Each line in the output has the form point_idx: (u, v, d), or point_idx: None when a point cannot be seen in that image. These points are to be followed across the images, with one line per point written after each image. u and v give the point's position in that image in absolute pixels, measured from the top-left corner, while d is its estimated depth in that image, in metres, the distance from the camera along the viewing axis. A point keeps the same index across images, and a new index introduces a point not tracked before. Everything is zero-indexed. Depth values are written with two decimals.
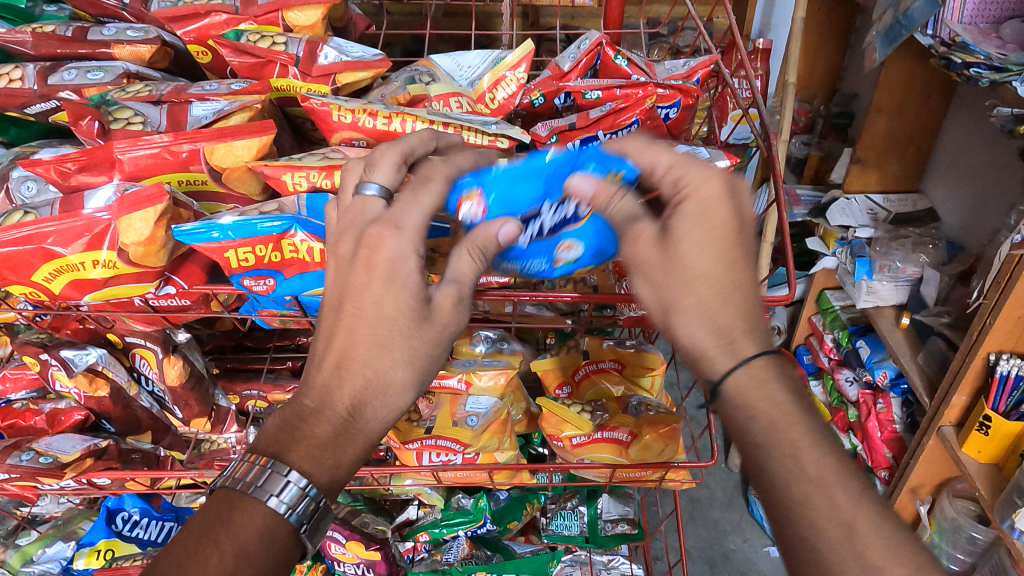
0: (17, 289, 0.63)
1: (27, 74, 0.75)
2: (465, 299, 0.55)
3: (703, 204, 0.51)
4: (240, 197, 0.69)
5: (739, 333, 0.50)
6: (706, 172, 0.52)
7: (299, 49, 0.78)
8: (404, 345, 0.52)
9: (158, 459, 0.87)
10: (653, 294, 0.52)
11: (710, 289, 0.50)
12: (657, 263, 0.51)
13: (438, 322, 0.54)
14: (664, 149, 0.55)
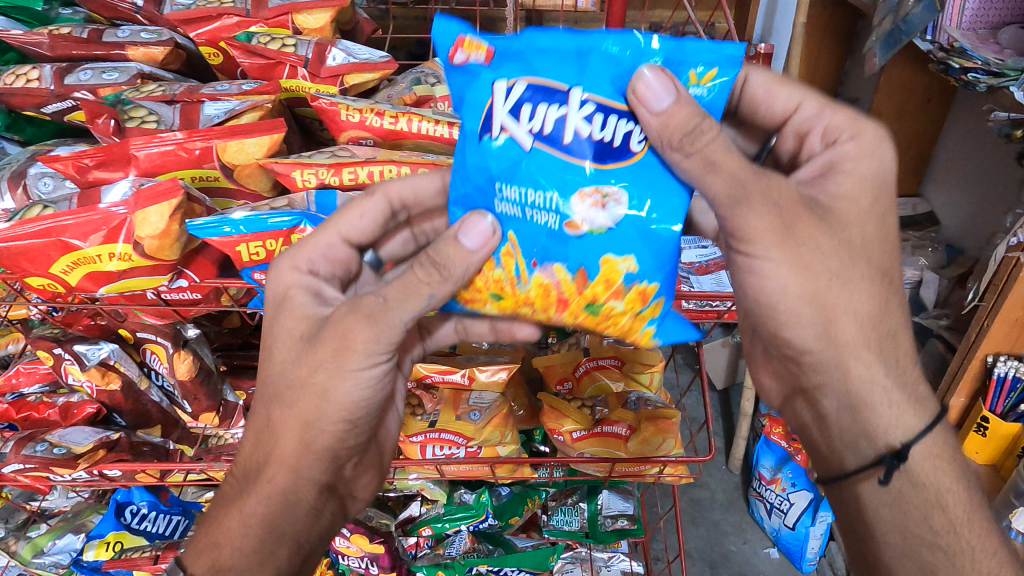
0: (36, 280, 0.65)
1: (43, 74, 0.77)
2: (362, 306, 0.50)
3: (869, 167, 0.48)
4: (251, 194, 0.71)
5: (877, 337, 0.47)
6: (872, 134, 0.49)
7: (308, 51, 0.80)
8: (289, 394, 0.52)
9: (166, 452, 0.90)
10: (772, 257, 0.45)
11: (848, 265, 0.45)
12: (747, 189, 0.44)
13: (322, 352, 0.51)
14: (841, 109, 0.51)
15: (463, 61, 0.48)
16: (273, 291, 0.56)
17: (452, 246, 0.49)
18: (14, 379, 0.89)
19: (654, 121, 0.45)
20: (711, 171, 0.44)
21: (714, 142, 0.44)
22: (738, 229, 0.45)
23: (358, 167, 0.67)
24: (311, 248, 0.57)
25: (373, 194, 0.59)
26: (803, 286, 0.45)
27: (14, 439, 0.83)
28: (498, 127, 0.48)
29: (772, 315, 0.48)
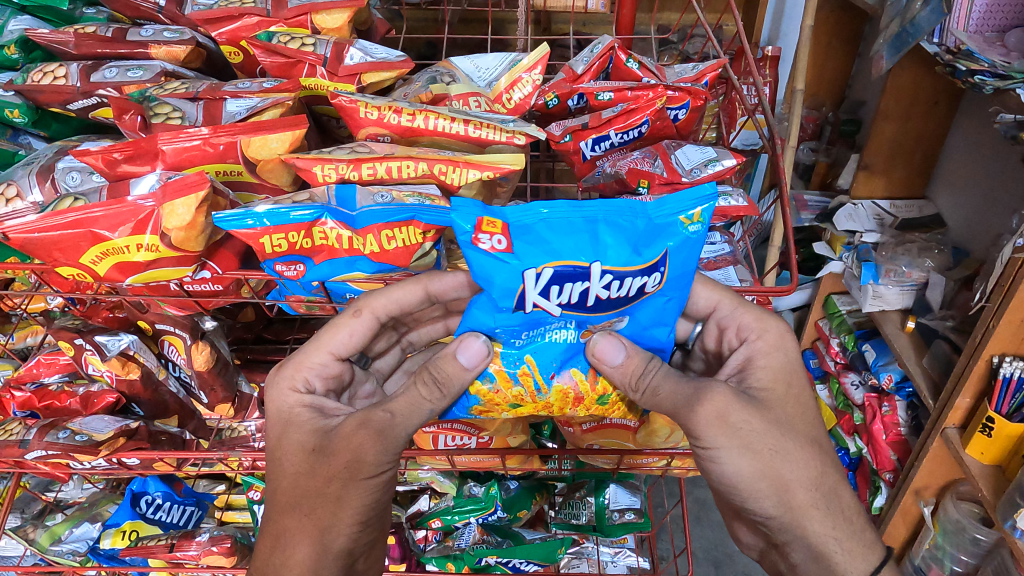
0: (65, 269, 0.68)
1: (71, 72, 0.80)
2: (370, 421, 0.56)
3: (775, 363, 0.59)
4: (271, 188, 0.73)
5: (822, 495, 0.56)
6: (772, 332, 0.60)
7: (326, 50, 0.82)
8: (306, 503, 0.58)
9: (184, 442, 0.92)
10: (720, 444, 0.54)
11: (781, 444, 0.55)
12: (690, 394, 0.55)
13: (335, 465, 0.56)
14: (750, 308, 0.62)
15: (491, 251, 0.52)
16: (275, 410, 0.62)
17: (451, 364, 0.56)
18: (35, 369, 0.91)
19: (616, 372, 0.57)
20: (657, 387, 0.57)
21: (659, 372, 0.57)
22: (690, 426, 0.55)
23: (376, 163, 0.70)
24: (303, 364, 0.62)
25: (359, 313, 0.63)
26: (748, 467, 0.54)
27: (37, 427, 0.85)
28: (529, 304, 0.54)
29: (735, 493, 0.56)
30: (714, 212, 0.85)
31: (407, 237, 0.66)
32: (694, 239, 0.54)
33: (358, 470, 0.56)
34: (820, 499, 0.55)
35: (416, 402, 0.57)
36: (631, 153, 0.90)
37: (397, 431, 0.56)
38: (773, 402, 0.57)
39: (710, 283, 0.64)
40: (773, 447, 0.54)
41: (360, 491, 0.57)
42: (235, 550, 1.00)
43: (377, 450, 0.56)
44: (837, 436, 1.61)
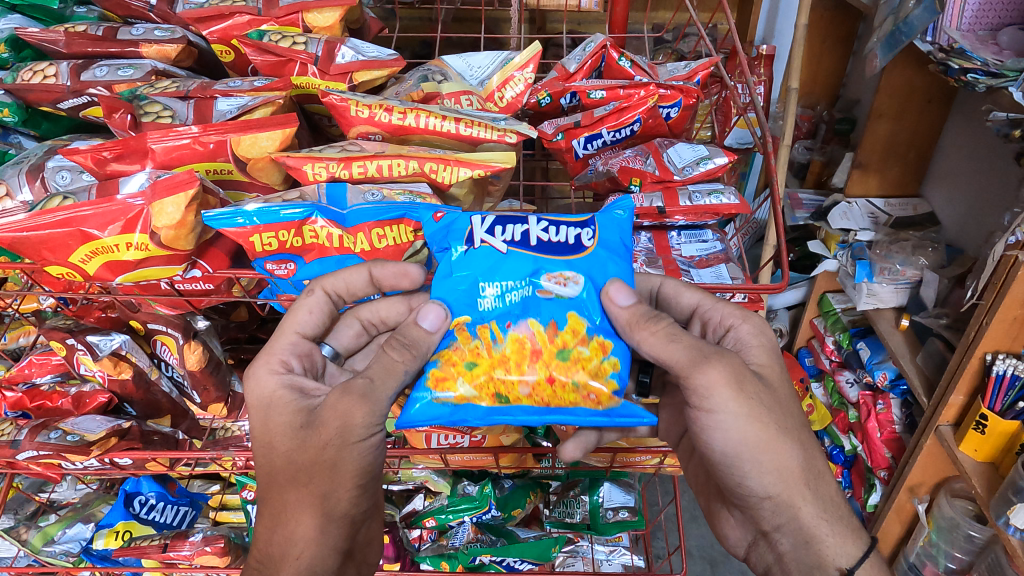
0: (54, 268, 0.68)
1: (61, 71, 0.80)
2: (352, 387, 0.54)
3: (767, 344, 0.60)
4: (262, 186, 0.73)
5: (813, 476, 0.56)
6: (757, 318, 0.61)
7: (318, 48, 0.82)
8: (304, 475, 0.55)
9: (176, 442, 0.91)
10: (730, 409, 0.53)
11: (783, 419, 0.55)
12: (702, 355, 0.54)
13: (326, 434, 0.53)
14: (729, 302, 0.62)
15: (440, 217, 0.63)
16: (254, 397, 0.57)
17: (416, 329, 0.56)
18: (26, 370, 0.90)
19: (623, 313, 0.57)
20: (674, 340, 0.54)
21: (665, 325, 0.55)
22: (701, 388, 0.53)
23: (367, 162, 0.70)
24: (276, 352, 0.60)
25: (311, 293, 0.63)
26: (753, 437, 0.54)
27: (28, 427, 0.84)
28: (479, 241, 0.60)
29: (734, 466, 0.55)
30: (707, 209, 0.85)
31: (399, 236, 0.67)
32: (620, 218, 0.64)
33: (348, 434, 0.53)
34: (810, 479, 0.56)
35: (390, 364, 0.55)
36: (624, 152, 0.90)
37: (377, 391, 0.54)
38: (772, 380, 0.57)
39: (693, 285, 0.66)
40: (776, 422, 0.54)
41: (358, 455, 0.55)
42: (227, 549, 0.99)
43: (364, 410, 0.53)
44: (833, 433, 1.64)
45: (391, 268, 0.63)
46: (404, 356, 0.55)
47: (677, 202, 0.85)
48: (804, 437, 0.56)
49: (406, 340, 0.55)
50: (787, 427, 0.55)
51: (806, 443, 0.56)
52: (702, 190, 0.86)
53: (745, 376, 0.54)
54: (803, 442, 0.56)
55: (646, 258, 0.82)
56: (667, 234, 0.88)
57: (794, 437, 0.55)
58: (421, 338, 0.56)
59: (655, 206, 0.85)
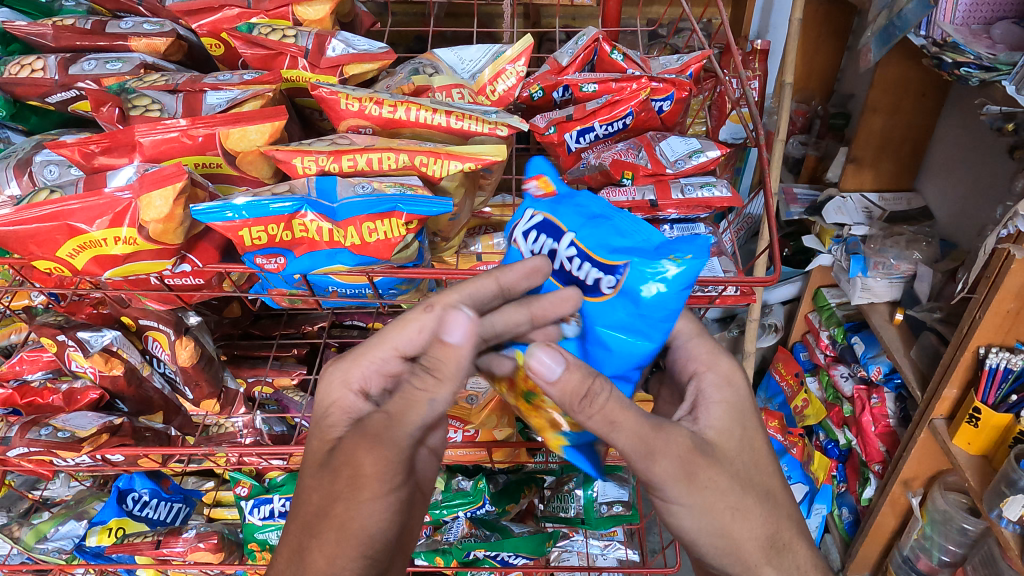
0: (44, 263, 0.67)
1: (48, 64, 0.79)
2: (368, 428, 0.55)
3: (727, 399, 0.59)
4: (252, 180, 0.73)
5: (768, 547, 0.55)
6: (723, 366, 0.61)
7: (308, 42, 0.83)
8: (315, 528, 0.54)
9: (169, 438, 0.90)
10: (685, 502, 0.53)
11: (738, 498, 0.54)
12: (650, 446, 0.51)
13: (337, 483, 0.54)
14: (704, 340, 0.64)
15: (531, 191, 0.61)
16: (322, 404, 0.62)
17: (440, 346, 0.53)
18: (17, 366, 0.89)
19: (555, 389, 0.50)
20: (615, 421, 0.50)
21: (606, 401, 0.50)
22: (654, 479, 0.52)
23: (357, 155, 0.69)
24: (352, 363, 0.62)
25: (426, 306, 0.59)
26: (705, 523, 0.54)
27: (19, 424, 0.84)
28: (525, 248, 0.60)
29: (692, 543, 0.56)
30: (700, 202, 0.84)
31: (390, 230, 0.66)
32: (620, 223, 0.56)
33: (352, 459, 0.54)
34: (770, 551, 0.55)
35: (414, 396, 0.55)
36: (616, 145, 0.91)
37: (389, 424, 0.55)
38: (732, 452, 0.56)
39: (676, 314, 0.66)
40: (729, 503, 0.54)
41: (363, 510, 0.53)
42: (221, 546, 1.00)
43: (372, 440, 0.54)
44: (828, 427, 1.65)
45: (520, 269, 0.56)
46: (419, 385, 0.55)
47: (668, 194, 0.85)
48: (761, 510, 0.55)
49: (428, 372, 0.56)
50: (746, 504, 0.54)
51: (764, 515, 0.55)
52: (694, 183, 0.86)
53: (695, 461, 0.53)
54: (760, 513, 0.55)
55: None
56: (661, 227, 0.84)
57: (750, 511, 0.54)
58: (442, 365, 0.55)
59: (647, 199, 0.84)
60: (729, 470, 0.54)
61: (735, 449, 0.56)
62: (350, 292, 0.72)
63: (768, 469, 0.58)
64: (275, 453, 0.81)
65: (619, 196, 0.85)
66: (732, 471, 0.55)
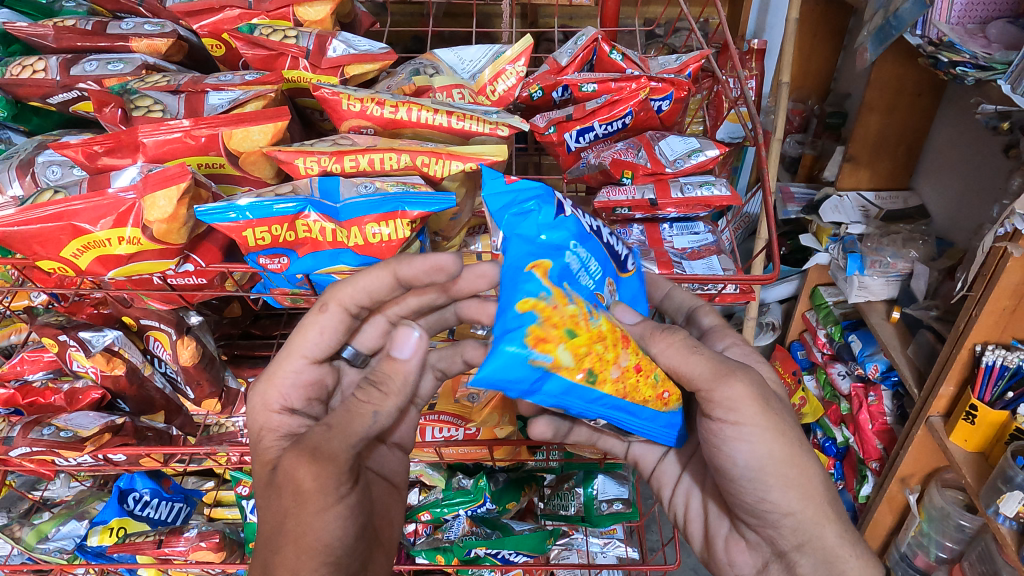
0: (47, 263, 0.67)
1: (50, 65, 0.79)
2: (306, 443, 0.53)
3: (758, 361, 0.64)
4: (254, 180, 0.73)
5: (824, 485, 0.56)
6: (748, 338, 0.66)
7: (309, 42, 0.83)
8: (276, 540, 0.52)
9: (170, 437, 0.91)
10: (756, 422, 0.54)
11: (800, 432, 0.56)
12: (724, 368, 0.54)
13: (284, 499, 0.52)
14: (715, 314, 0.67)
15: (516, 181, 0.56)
16: (255, 429, 0.62)
17: (389, 362, 0.58)
18: (18, 367, 0.89)
19: (634, 329, 0.56)
20: (694, 351, 0.54)
21: (681, 335, 0.55)
22: (731, 400, 0.53)
23: (359, 155, 0.69)
24: (273, 377, 0.64)
25: (325, 309, 0.62)
26: (777, 449, 0.54)
27: (21, 423, 0.84)
28: (568, 211, 0.55)
29: (759, 479, 0.55)
30: (699, 200, 0.85)
31: (394, 230, 0.66)
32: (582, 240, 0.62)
33: (289, 486, 0.52)
34: (827, 491, 0.56)
35: (358, 414, 0.55)
36: (615, 145, 0.91)
37: (326, 441, 0.53)
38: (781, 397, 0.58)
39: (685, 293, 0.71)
40: (792, 436, 0.55)
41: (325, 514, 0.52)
42: (223, 545, 1.00)
43: (304, 464, 0.52)
44: (826, 425, 1.65)
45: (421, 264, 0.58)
46: (368, 399, 0.56)
47: (668, 194, 0.86)
48: (812, 450, 0.57)
49: (374, 387, 0.57)
50: (804, 439, 0.57)
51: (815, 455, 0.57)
52: (693, 182, 0.87)
53: (768, 391, 0.55)
54: (814, 455, 0.57)
55: (639, 250, 0.84)
56: (659, 227, 0.89)
57: (807, 449, 0.56)
58: (380, 385, 0.57)
59: (647, 198, 0.85)
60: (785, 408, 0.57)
61: (782, 396, 0.60)
62: None
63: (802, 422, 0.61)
64: None
65: (619, 196, 0.86)
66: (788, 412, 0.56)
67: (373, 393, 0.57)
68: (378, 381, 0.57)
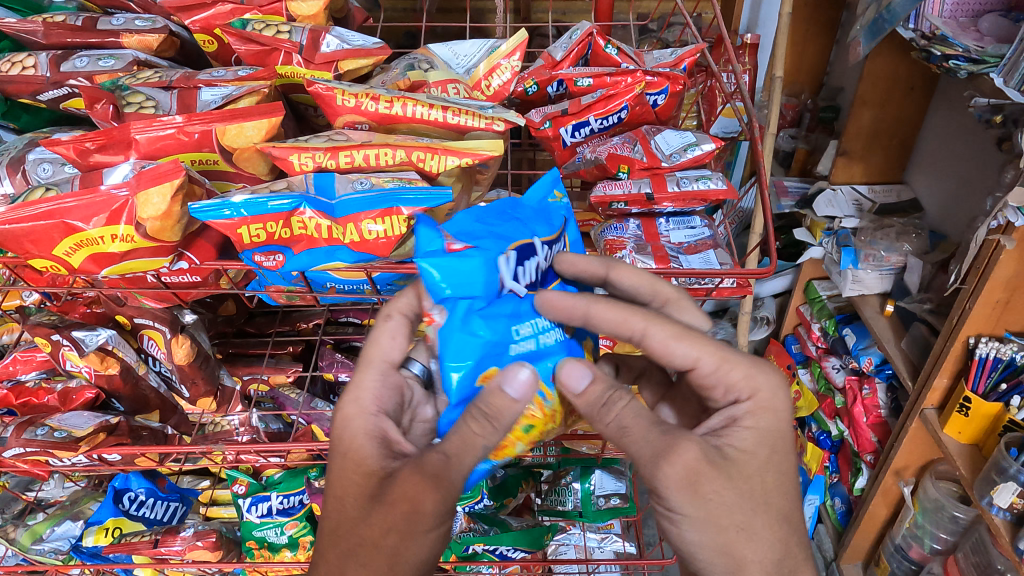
0: (40, 262, 0.67)
1: (40, 62, 0.79)
2: (426, 466, 0.53)
3: (763, 421, 0.56)
4: (248, 177, 0.73)
5: (782, 575, 0.53)
6: (767, 387, 0.57)
7: (302, 38, 0.82)
8: (362, 553, 0.55)
9: (166, 436, 0.89)
10: (685, 511, 0.52)
11: (750, 520, 0.53)
12: (658, 450, 0.53)
13: (395, 514, 0.54)
14: (741, 351, 0.58)
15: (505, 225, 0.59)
16: (340, 440, 0.59)
17: (499, 397, 0.51)
18: (11, 367, 0.89)
19: (580, 399, 0.55)
20: (627, 431, 0.54)
21: (630, 403, 0.55)
22: (657, 483, 0.52)
23: (354, 151, 0.69)
24: (364, 384, 0.60)
25: (391, 317, 0.62)
26: (709, 539, 0.52)
27: (15, 424, 0.83)
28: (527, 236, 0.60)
29: (692, 562, 0.54)
30: (694, 195, 0.86)
31: (390, 226, 0.65)
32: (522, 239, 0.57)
33: (395, 506, 0.54)
34: (780, 570, 0.53)
35: (461, 448, 0.53)
36: (611, 139, 0.90)
37: (441, 469, 0.53)
38: (751, 466, 0.54)
39: (707, 320, 0.60)
40: (740, 526, 0.52)
41: (417, 546, 0.54)
42: (219, 544, 1.00)
43: (416, 487, 0.53)
44: (820, 419, 1.66)
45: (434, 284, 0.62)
46: (467, 431, 0.52)
47: (665, 188, 0.86)
48: (779, 521, 0.54)
49: (475, 416, 0.52)
50: (761, 521, 0.53)
51: (775, 530, 0.54)
52: (689, 176, 0.87)
53: (714, 484, 0.52)
54: (768, 538, 0.53)
55: (635, 246, 0.85)
56: (656, 222, 0.89)
57: (755, 530, 0.53)
58: (479, 412, 0.52)
59: (643, 193, 0.86)
60: (746, 488, 0.53)
61: (761, 465, 0.55)
62: (348, 287, 0.72)
63: (785, 480, 0.55)
64: (272, 450, 0.81)
65: (616, 190, 0.86)
66: (751, 492, 0.53)
67: (472, 425, 0.52)
68: (484, 411, 0.52)
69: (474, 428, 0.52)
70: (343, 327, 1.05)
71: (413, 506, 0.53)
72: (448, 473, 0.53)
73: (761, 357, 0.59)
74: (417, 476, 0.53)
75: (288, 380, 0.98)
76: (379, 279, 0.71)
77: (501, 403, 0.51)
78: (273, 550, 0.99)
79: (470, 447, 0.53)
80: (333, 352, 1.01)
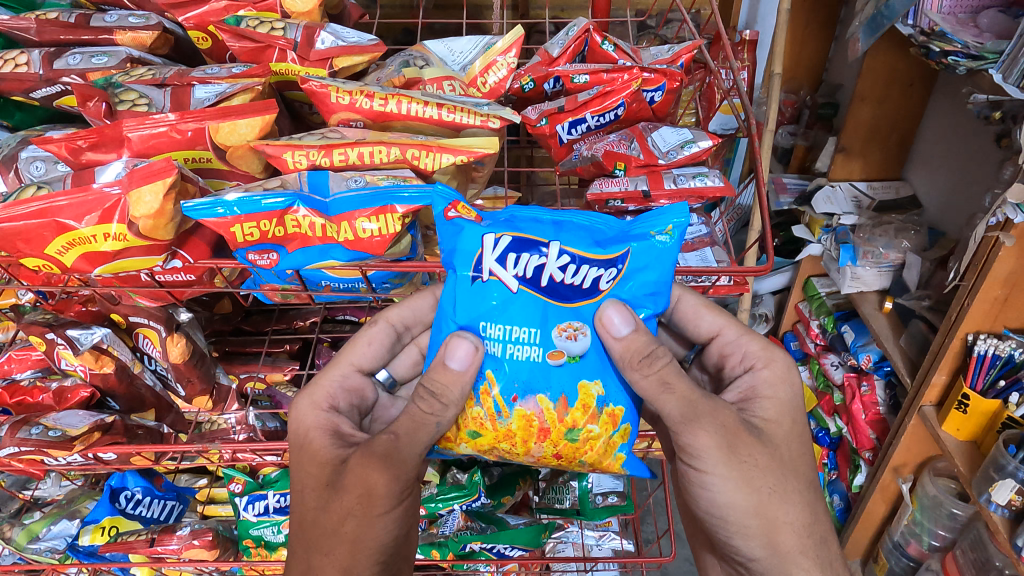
0: (32, 260, 0.67)
1: (32, 59, 0.78)
2: (376, 447, 0.55)
3: (779, 393, 0.60)
4: (243, 174, 0.73)
5: (811, 538, 0.56)
6: (779, 363, 0.61)
7: (297, 34, 0.81)
8: (325, 541, 0.55)
9: (162, 435, 0.89)
10: (720, 473, 0.54)
11: (782, 482, 0.55)
12: (694, 414, 0.54)
13: (348, 499, 0.54)
14: (756, 337, 0.64)
15: (456, 218, 0.57)
16: (294, 433, 0.61)
17: (443, 372, 0.55)
18: (6, 366, 0.88)
19: (617, 345, 0.55)
20: (666, 391, 0.54)
21: (661, 369, 0.54)
22: (692, 446, 0.54)
23: (348, 149, 0.69)
24: (326, 384, 0.63)
25: (375, 323, 0.67)
26: (743, 500, 0.54)
27: (9, 423, 0.83)
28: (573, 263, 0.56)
29: (722, 526, 0.56)
30: (691, 191, 0.84)
31: (384, 224, 0.65)
32: (659, 248, 0.57)
33: (350, 487, 0.54)
34: (808, 535, 0.56)
35: (410, 428, 0.55)
36: (608, 136, 0.90)
37: (392, 445, 0.55)
38: (775, 433, 0.58)
39: (715, 309, 0.67)
40: (770, 488, 0.55)
41: (378, 526, 0.55)
42: (216, 542, 0.99)
43: (369, 463, 0.54)
44: (819, 416, 1.66)
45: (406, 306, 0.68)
46: (415, 412, 0.55)
47: (661, 185, 0.85)
48: (804, 488, 0.57)
49: (423, 396, 0.55)
50: (790, 484, 0.56)
51: (802, 493, 0.56)
52: (686, 173, 0.86)
53: (746, 448, 0.55)
54: (796, 500, 0.56)
55: None
56: None
57: (784, 492, 0.55)
58: (428, 391, 0.55)
59: (640, 190, 0.84)
60: (774, 454, 0.56)
61: (784, 433, 0.58)
62: (343, 287, 0.71)
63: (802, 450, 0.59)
64: (268, 449, 0.80)
65: (612, 188, 0.86)
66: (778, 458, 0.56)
67: (421, 406, 0.55)
68: (432, 391, 0.55)
69: (423, 406, 0.55)
70: (341, 324, 1.03)
71: (369, 487, 0.54)
72: (397, 452, 0.54)
73: (766, 340, 0.64)
74: (370, 455, 0.55)
75: (286, 379, 0.98)
76: (374, 278, 0.71)
77: (449, 379, 0.55)
78: (271, 548, 1.00)
79: (418, 428, 0.55)
80: (331, 350, 1.00)
